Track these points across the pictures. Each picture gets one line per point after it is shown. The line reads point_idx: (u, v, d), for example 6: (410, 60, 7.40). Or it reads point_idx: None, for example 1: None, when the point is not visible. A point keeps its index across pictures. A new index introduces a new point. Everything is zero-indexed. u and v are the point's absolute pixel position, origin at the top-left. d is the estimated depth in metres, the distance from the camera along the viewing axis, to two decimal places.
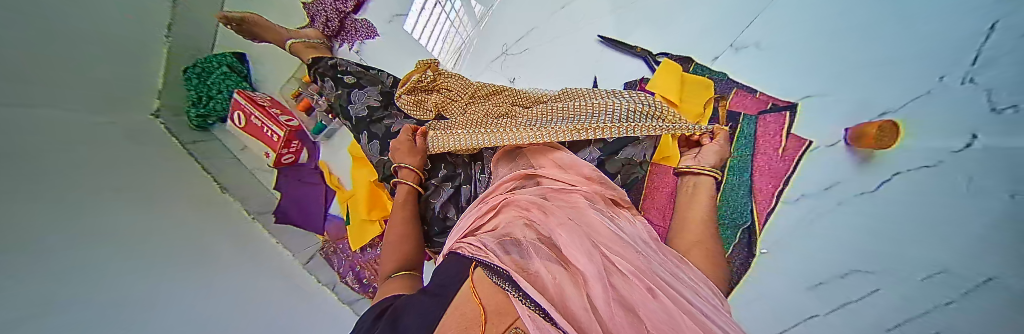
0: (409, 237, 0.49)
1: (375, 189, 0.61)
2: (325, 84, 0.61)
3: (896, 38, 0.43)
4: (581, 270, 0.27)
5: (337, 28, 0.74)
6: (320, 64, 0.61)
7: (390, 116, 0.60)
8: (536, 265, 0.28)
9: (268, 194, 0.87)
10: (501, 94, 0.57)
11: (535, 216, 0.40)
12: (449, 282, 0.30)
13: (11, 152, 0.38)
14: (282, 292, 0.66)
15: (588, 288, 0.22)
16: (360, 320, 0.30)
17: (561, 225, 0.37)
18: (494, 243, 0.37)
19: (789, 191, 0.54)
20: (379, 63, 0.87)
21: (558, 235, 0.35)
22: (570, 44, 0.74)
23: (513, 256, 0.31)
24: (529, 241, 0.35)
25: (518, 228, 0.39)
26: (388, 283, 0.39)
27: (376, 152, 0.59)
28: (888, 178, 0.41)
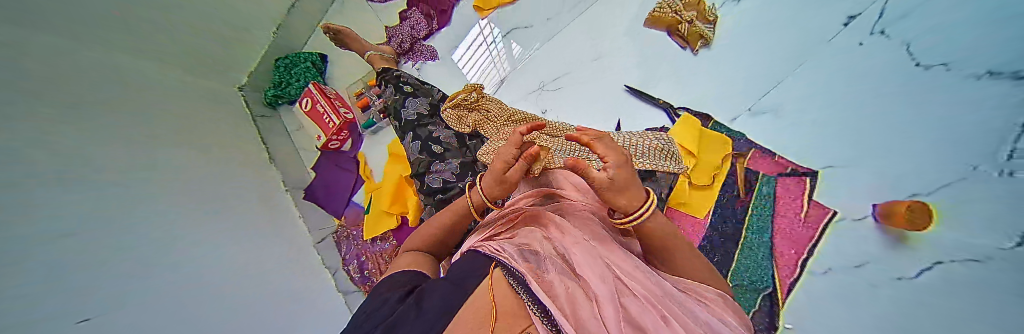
0: (441, 235, 0.52)
1: (402, 185, 0.68)
2: (387, 89, 0.71)
3: (910, 118, 0.38)
4: (598, 292, 0.33)
5: (408, 48, 0.95)
6: (387, 73, 0.72)
7: (434, 123, 0.67)
8: (553, 282, 0.34)
9: (304, 174, 0.92)
10: (530, 121, 0.62)
11: (551, 228, 0.44)
12: (461, 279, 0.38)
13: (88, 97, 0.41)
14: (288, 272, 0.67)
15: (601, 306, 0.31)
16: (387, 295, 0.37)
17: (576, 239, 0.40)
18: (513, 250, 0.40)
19: (814, 262, 0.48)
20: (434, 80, 0.97)
21: (572, 251, 0.38)
22: (602, 87, 0.78)
23: (535, 270, 0.35)
24: (547, 255, 0.39)
25: (536, 240, 0.42)
26: (410, 263, 0.45)
27: (416, 151, 0.65)
28: (929, 266, 0.34)
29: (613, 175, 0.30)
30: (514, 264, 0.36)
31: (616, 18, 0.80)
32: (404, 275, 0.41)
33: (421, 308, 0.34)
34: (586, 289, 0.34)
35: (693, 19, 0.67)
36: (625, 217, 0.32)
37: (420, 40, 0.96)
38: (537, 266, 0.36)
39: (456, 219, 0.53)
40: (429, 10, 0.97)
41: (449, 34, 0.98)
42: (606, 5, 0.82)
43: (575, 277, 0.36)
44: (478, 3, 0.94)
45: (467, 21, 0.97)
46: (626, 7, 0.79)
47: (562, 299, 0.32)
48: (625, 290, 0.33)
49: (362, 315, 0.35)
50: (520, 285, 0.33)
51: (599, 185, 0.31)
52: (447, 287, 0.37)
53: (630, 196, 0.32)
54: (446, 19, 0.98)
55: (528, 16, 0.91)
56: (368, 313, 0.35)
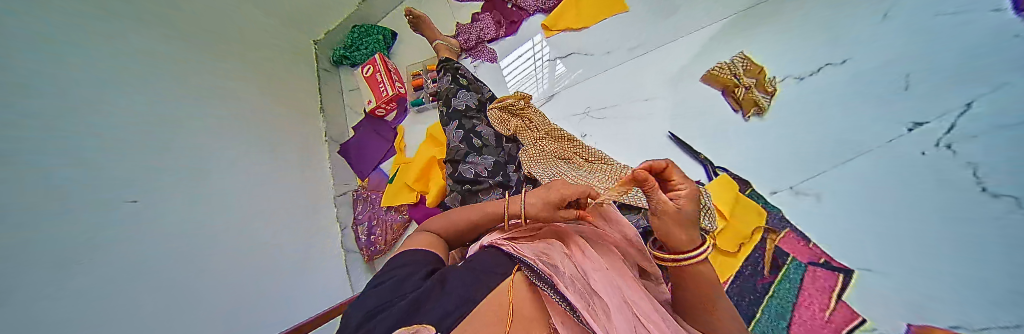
0: (462, 227, 0.53)
1: (429, 166, 0.76)
2: (444, 76, 0.75)
3: None
4: (613, 318, 0.32)
5: (473, 45, 1.04)
6: (449, 63, 0.76)
7: (479, 119, 0.70)
8: (574, 295, 0.34)
9: (345, 130, 1.01)
10: (569, 141, 0.64)
11: (576, 247, 0.44)
12: (481, 270, 0.38)
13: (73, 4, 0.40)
14: (284, 216, 0.68)
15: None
16: (412, 272, 0.38)
17: (599, 264, 0.40)
18: (538, 255, 0.40)
19: None
20: (487, 80, 1.02)
21: (594, 275, 0.38)
22: (642, 127, 0.78)
23: (557, 279, 0.35)
24: (568, 270, 0.38)
25: (559, 253, 0.42)
26: (422, 243, 0.47)
27: (456, 139, 0.68)
28: None
29: (679, 204, 0.32)
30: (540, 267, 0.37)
31: (671, 67, 0.81)
32: (421, 254, 0.43)
33: (443, 288, 0.34)
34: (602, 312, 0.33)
35: (752, 86, 0.68)
36: (678, 253, 0.34)
37: (485, 42, 1.04)
38: (560, 275, 0.36)
39: (484, 220, 0.52)
40: (500, 19, 1.05)
41: (512, 42, 1.03)
42: (666, 51, 0.84)
43: (593, 300, 0.35)
44: (547, 22, 1.00)
45: (533, 34, 1.02)
46: (682, 59, 0.81)
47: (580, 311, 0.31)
48: (645, 326, 0.32)
49: (386, 289, 0.35)
50: (547, 285, 0.36)
51: (662, 209, 0.33)
52: (467, 273, 0.38)
53: (690, 232, 0.33)
54: (514, 29, 1.04)
55: (588, 45, 0.95)
56: (385, 286, 0.36)
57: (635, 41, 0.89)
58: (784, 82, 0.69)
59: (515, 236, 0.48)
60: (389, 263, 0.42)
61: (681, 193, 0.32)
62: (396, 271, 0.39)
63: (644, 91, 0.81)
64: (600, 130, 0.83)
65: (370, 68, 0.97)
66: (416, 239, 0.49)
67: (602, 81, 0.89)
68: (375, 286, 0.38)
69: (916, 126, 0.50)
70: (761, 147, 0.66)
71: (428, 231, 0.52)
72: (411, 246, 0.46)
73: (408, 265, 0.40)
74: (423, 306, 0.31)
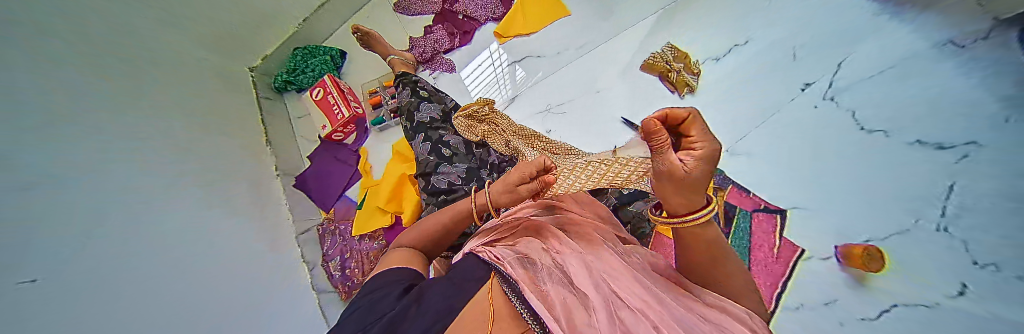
0: (439, 233, 0.51)
1: (400, 185, 0.73)
2: (403, 91, 0.74)
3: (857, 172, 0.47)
4: (589, 297, 0.32)
5: (428, 58, 1.04)
6: (406, 77, 0.75)
7: (445, 128, 0.69)
8: (549, 290, 0.32)
9: (300, 162, 0.93)
10: (536, 138, 0.66)
11: (550, 242, 0.43)
12: (462, 281, 0.37)
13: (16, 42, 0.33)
14: (260, 260, 0.63)
15: (595, 313, 0.29)
16: (389, 290, 0.36)
17: (573, 253, 0.39)
18: (512, 256, 0.40)
19: (787, 297, 0.52)
20: (449, 90, 1.03)
21: (570, 260, 0.38)
22: (598, 117, 0.85)
23: (531, 273, 0.36)
24: (544, 263, 0.38)
25: (535, 251, 0.41)
26: (401, 261, 0.45)
27: (425, 152, 0.66)
28: (887, 308, 0.40)
29: (688, 172, 0.20)
30: (510, 266, 0.37)
31: (614, 61, 0.90)
32: (400, 274, 0.41)
33: (421, 305, 0.33)
34: (578, 295, 0.33)
35: (682, 69, 0.77)
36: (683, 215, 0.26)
37: (441, 53, 1.05)
38: (534, 274, 0.35)
39: (463, 221, 0.52)
40: (453, 30, 1.07)
41: (467, 52, 1.06)
42: (608, 47, 0.93)
43: (570, 284, 0.34)
44: (499, 29, 1.05)
45: (486, 43, 1.06)
46: (623, 52, 0.90)
47: (554, 304, 0.30)
48: (624, 303, 0.31)
49: (363, 313, 0.33)
50: (513, 292, 0.31)
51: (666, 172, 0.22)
52: (446, 285, 0.36)
53: (692, 198, 0.24)
54: (468, 38, 1.07)
55: (539, 48, 1.02)
56: (362, 310, 0.34)
57: (581, 41, 0.98)
58: (706, 64, 0.76)
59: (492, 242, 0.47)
60: (365, 287, 0.39)
61: (693, 154, 0.20)
62: (370, 293, 0.37)
63: (594, 85, 0.89)
64: (562, 125, 0.89)
65: (320, 90, 0.92)
66: (395, 256, 0.47)
67: (556, 80, 0.95)
68: (352, 311, 0.35)
69: (808, 86, 0.59)
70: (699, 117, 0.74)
71: (405, 247, 0.50)
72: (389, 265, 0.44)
73: (386, 285, 0.38)
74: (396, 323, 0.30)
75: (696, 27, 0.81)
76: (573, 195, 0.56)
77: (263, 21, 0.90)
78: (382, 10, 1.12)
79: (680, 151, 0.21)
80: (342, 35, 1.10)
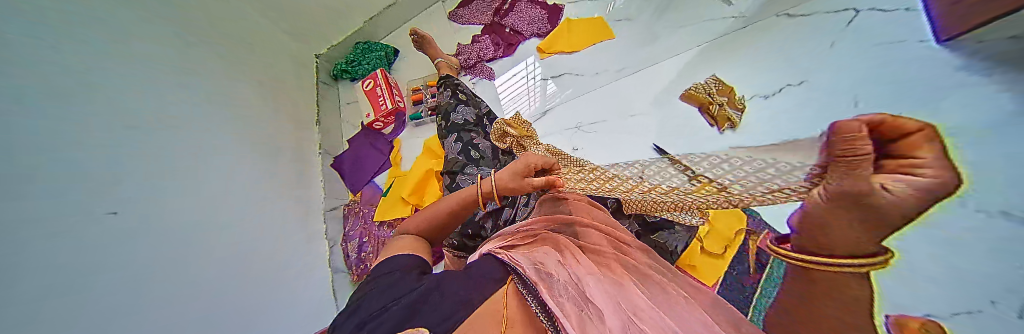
0: (444, 220, 0.52)
1: (425, 179, 0.75)
2: (443, 93, 0.78)
3: None
4: (604, 319, 0.30)
5: (471, 64, 1.10)
6: (448, 80, 0.79)
7: (477, 132, 0.71)
8: (565, 303, 0.32)
9: (341, 143, 1.03)
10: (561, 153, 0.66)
11: (567, 255, 0.42)
12: (477, 276, 0.38)
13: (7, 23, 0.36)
14: (251, 233, 0.64)
15: (608, 333, 0.28)
16: (399, 275, 0.37)
17: (590, 271, 0.39)
18: (529, 263, 0.38)
19: None
20: (485, 96, 1.07)
21: (587, 282, 0.36)
22: (628, 141, 0.83)
23: (547, 282, 0.34)
24: (561, 277, 0.37)
25: (552, 261, 0.40)
26: (408, 248, 0.46)
27: (455, 151, 0.69)
28: None
29: (891, 209, 0.14)
30: (529, 271, 0.36)
31: (653, 87, 0.89)
32: (408, 260, 0.41)
33: (439, 292, 0.34)
34: (592, 313, 0.31)
35: (725, 103, 0.72)
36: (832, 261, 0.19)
37: (484, 61, 1.11)
38: (551, 281, 0.35)
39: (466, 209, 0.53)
40: (498, 41, 1.13)
41: (508, 62, 1.11)
42: (649, 73, 0.92)
43: (585, 302, 0.33)
44: (542, 45, 1.09)
45: (527, 56, 1.10)
46: (665, 78, 0.88)
47: (570, 314, 0.30)
48: (642, 326, 0.29)
49: (377, 293, 0.35)
50: (530, 292, 0.34)
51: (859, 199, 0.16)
52: (459, 275, 0.37)
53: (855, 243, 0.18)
54: (511, 50, 1.12)
55: (579, 67, 1.04)
56: (377, 292, 0.35)
57: (622, 64, 0.98)
58: (751, 101, 0.69)
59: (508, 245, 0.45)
60: (376, 269, 0.41)
61: (915, 182, 0.13)
62: (376, 276, 0.39)
63: (629, 109, 0.88)
64: (590, 144, 0.89)
65: (370, 82, 0.99)
66: (402, 242, 0.48)
67: (591, 100, 0.96)
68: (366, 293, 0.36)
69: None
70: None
71: (409, 233, 0.51)
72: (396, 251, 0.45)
73: (397, 269, 0.39)
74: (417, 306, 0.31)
75: None
76: (593, 212, 0.53)
77: (323, 17, 1.01)
78: (439, 17, 1.22)
79: (883, 175, 0.15)
80: (398, 35, 1.20)
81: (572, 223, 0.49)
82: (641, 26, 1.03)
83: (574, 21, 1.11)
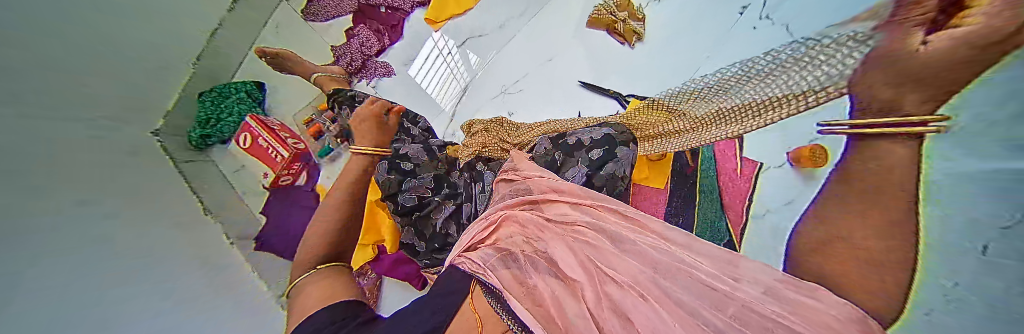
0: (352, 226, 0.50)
1: (371, 213, 0.67)
2: (341, 112, 0.66)
3: None
4: (575, 280, 0.32)
5: (359, 66, 0.94)
6: (339, 94, 0.67)
7: (399, 141, 0.62)
8: (538, 285, 0.34)
9: (254, 217, 0.83)
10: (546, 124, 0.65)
11: (532, 231, 0.42)
12: (439, 296, 0.36)
13: None
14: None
15: (583, 297, 0.30)
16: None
17: (557, 237, 0.39)
18: (495, 258, 0.39)
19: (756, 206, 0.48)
20: (393, 96, 0.95)
21: (552, 249, 0.37)
22: (557, 81, 0.81)
23: (515, 274, 0.36)
24: (529, 258, 0.38)
25: (517, 245, 0.41)
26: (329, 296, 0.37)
27: (383, 172, 0.59)
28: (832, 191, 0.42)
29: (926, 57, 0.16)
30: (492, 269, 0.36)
31: (561, 23, 0.85)
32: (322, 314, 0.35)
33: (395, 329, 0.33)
34: (565, 282, 0.33)
35: (627, 18, 0.74)
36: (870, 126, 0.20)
37: (373, 56, 0.95)
38: (521, 273, 0.37)
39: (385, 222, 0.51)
40: (378, 26, 0.96)
41: (402, 49, 0.97)
42: (550, 10, 0.88)
43: (557, 275, 0.35)
44: (429, 16, 0.94)
45: (421, 33, 0.97)
46: (568, 10, 0.85)
47: (542, 300, 0.32)
48: (608, 276, 0.30)
49: None
50: (496, 300, 0.33)
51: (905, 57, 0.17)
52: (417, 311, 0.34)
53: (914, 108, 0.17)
54: (398, 34, 0.97)
55: (480, 26, 0.94)
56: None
57: (523, 8, 0.92)
58: (647, 7, 0.75)
59: (472, 247, 0.44)
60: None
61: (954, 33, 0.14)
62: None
63: (546, 53, 0.84)
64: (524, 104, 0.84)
65: (246, 135, 0.81)
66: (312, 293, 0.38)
67: (509, 57, 0.90)
68: None
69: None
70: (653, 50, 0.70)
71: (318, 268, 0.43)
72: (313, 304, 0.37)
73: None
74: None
75: None
76: (544, 178, 0.51)
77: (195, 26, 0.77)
78: (294, 24, 0.99)
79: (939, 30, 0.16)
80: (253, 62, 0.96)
81: (531, 201, 0.47)
82: None
83: None
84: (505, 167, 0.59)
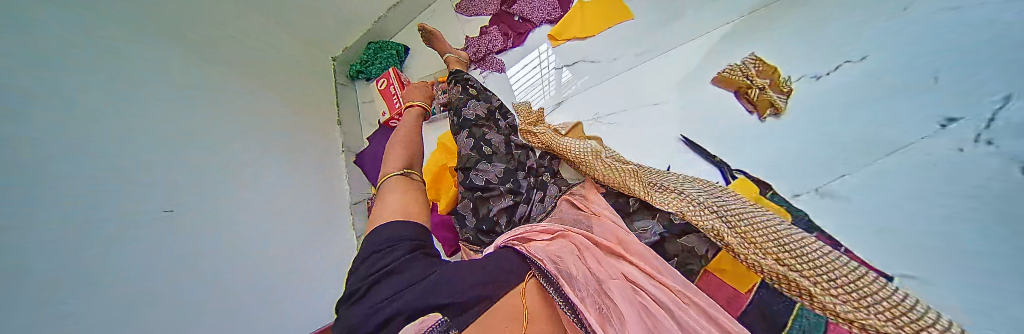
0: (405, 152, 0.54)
1: (442, 174, 0.76)
2: (454, 88, 0.76)
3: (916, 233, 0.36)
4: (625, 320, 0.33)
5: (481, 56, 1.08)
6: (458, 74, 0.78)
7: (487, 126, 0.68)
8: (585, 299, 0.34)
9: (359, 140, 1.05)
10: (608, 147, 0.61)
11: (585, 250, 0.43)
12: (495, 269, 0.36)
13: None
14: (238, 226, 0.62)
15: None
16: (400, 258, 0.35)
17: (608, 268, 0.40)
18: (547, 253, 0.39)
19: None
20: (497, 89, 1.05)
21: (605, 278, 0.38)
22: (655, 129, 0.77)
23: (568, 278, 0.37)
24: (580, 270, 0.38)
25: (569, 255, 0.41)
26: (408, 213, 0.42)
27: (467, 147, 0.65)
28: None
29: None
30: (546, 261, 0.37)
31: (677, 71, 0.81)
32: (405, 231, 0.38)
33: (441, 284, 0.32)
34: (611, 312, 0.34)
35: (766, 86, 0.64)
36: None
37: (494, 53, 1.08)
38: (567, 275, 0.36)
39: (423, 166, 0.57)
40: (508, 30, 1.09)
41: (519, 53, 1.07)
42: (670, 55, 0.84)
43: (603, 303, 0.35)
44: (553, 32, 1.03)
45: (538, 45, 1.06)
46: (690, 61, 0.80)
47: (588, 313, 0.32)
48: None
49: (380, 275, 0.33)
50: (553, 288, 0.35)
51: None
52: (477, 272, 0.35)
53: None
54: (522, 39, 1.08)
55: (595, 53, 0.97)
56: (382, 285, 0.32)
57: (641, 48, 0.91)
58: (798, 83, 0.62)
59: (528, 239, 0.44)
60: (362, 251, 0.37)
61: None
62: (372, 263, 0.35)
63: (652, 96, 0.81)
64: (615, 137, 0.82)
65: (383, 81, 1.02)
66: (391, 204, 0.43)
67: (613, 88, 0.89)
68: (369, 279, 0.33)
69: (949, 123, 0.38)
70: (777, 141, 0.62)
71: (398, 172, 0.49)
72: (387, 214, 0.42)
73: (393, 246, 0.36)
74: (438, 301, 0.30)
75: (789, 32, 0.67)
76: (609, 222, 0.48)
77: None
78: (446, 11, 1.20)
79: None
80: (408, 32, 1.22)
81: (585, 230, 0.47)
82: (661, 4, 0.94)
83: (587, 3, 1.04)
84: (573, 190, 0.59)
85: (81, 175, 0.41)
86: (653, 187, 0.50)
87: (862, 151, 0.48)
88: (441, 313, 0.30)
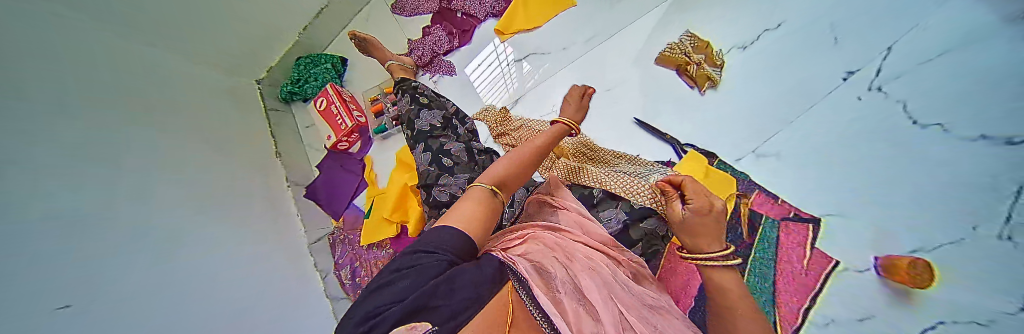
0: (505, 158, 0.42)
1: (407, 194, 0.72)
2: (403, 99, 0.71)
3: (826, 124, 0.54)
4: (596, 309, 0.31)
5: (427, 61, 1.01)
6: (405, 83, 0.72)
7: (445, 136, 0.64)
8: (562, 296, 0.31)
9: (309, 169, 0.96)
10: (589, 150, 0.66)
11: (560, 247, 0.42)
12: (491, 269, 0.30)
13: None
14: (220, 268, 0.53)
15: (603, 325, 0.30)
16: (428, 260, 0.25)
17: (581, 261, 0.39)
18: (521, 258, 0.37)
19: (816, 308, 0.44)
20: (450, 93, 1.00)
21: (579, 271, 0.37)
22: (611, 116, 0.79)
23: (541, 276, 0.33)
24: (554, 269, 0.36)
25: (546, 257, 0.38)
26: (469, 224, 0.31)
27: (426, 162, 0.62)
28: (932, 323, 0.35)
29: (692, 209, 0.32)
30: (520, 263, 0.34)
31: (624, 55, 0.84)
32: (438, 236, 0.28)
33: (451, 285, 0.23)
34: (585, 304, 0.32)
35: (703, 62, 0.70)
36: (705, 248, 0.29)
37: (440, 55, 1.02)
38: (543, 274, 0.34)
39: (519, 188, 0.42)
40: (452, 29, 1.04)
41: (467, 52, 1.02)
42: (615, 40, 0.87)
43: (580, 297, 0.33)
44: (499, 26, 0.99)
45: (486, 41, 1.02)
46: (632, 44, 0.84)
47: (566, 312, 0.29)
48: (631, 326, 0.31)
49: (401, 284, 0.23)
50: (524, 287, 0.29)
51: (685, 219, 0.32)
52: (473, 272, 0.27)
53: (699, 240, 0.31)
54: (468, 37, 1.03)
55: (544, 44, 0.96)
56: (378, 293, 0.22)
57: (587, 34, 0.91)
58: (730, 54, 0.70)
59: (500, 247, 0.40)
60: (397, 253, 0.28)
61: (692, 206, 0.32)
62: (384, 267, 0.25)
63: (604, 83, 0.83)
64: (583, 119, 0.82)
65: (324, 100, 0.93)
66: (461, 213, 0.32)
67: (568, 78, 0.89)
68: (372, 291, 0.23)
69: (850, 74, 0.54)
70: (722, 116, 0.66)
71: (484, 183, 0.36)
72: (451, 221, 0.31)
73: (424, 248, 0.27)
74: (431, 304, 0.21)
75: (711, 15, 0.75)
76: (572, 212, 0.51)
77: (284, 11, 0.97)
78: (382, 13, 1.11)
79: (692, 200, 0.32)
80: (341, 41, 1.11)
81: (555, 228, 0.48)
82: None
83: None
84: (540, 189, 0.59)
85: (59, 208, 0.35)
86: (617, 181, 0.54)
87: (803, 99, 0.57)
88: (430, 321, 0.20)
